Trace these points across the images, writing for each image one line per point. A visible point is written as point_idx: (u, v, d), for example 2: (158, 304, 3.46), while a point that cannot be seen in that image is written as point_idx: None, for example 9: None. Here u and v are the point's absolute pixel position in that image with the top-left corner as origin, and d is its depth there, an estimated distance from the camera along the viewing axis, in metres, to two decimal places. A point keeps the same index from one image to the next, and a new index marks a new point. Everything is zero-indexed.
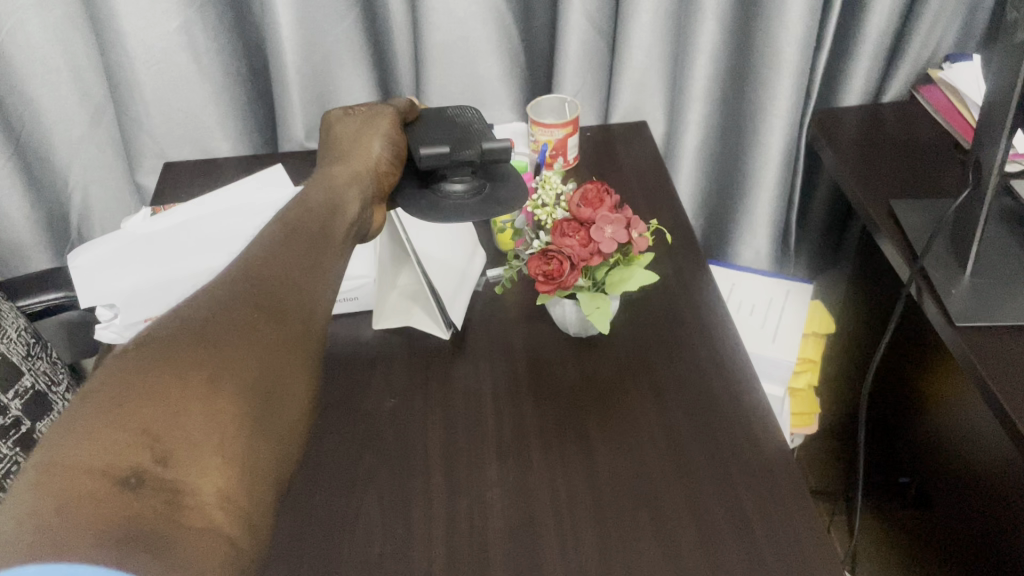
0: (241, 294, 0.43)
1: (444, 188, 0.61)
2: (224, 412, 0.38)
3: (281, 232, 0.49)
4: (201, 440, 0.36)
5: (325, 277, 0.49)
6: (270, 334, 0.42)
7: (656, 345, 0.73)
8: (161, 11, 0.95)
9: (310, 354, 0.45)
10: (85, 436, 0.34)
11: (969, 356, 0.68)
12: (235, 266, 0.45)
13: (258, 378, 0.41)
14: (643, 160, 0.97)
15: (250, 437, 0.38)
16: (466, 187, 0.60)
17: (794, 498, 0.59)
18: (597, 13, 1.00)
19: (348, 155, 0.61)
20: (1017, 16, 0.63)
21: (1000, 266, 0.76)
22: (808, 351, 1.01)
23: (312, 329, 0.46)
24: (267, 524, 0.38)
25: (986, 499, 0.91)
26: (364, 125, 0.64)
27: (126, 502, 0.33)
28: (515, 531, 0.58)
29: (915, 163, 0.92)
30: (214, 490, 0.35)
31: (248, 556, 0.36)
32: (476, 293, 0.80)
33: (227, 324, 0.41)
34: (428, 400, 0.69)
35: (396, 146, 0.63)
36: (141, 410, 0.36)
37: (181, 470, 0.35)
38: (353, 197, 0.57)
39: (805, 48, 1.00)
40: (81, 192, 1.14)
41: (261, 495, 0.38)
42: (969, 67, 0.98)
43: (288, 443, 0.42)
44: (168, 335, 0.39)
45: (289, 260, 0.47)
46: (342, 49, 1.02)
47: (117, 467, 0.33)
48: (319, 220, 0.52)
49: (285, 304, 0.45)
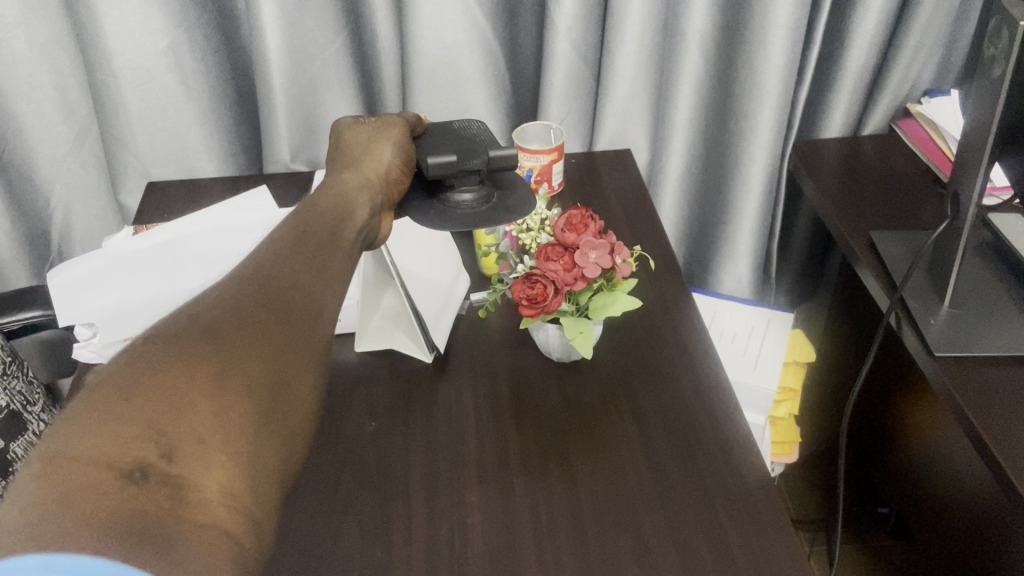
0: (248, 294, 0.43)
1: (453, 199, 0.60)
2: (230, 407, 0.38)
3: (291, 235, 0.50)
4: (207, 436, 0.36)
5: (335, 281, 0.49)
6: (280, 336, 0.42)
7: (638, 370, 0.73)
8: (149, 32, 0.95)
9: (320, 352, 0.45)
10: (91, 431, 0.34)
11: (946, 384, 0.69)
12: (246, 268, 0.45)
13: (266, 378, 0.40)
14: (627, 187, 0.98)
15: (256, 435, 0.38)
16: (473, 196, 0.60)
17: (776, 527, 0.59)
18: (583, 43, 1.01)
19: (358, 162, 0.61)
20: (994, 52, 0.65)
21: (977, 298, 0.77)
22: (788, 380, 1.00)
23: (320, 331, 0.45)
24: (273, 523, 0.38)
25: (963, 532, 0.92)
26: (374, 133, 0.64)
27: (128, 496, 0.33)
28: (495, 556, 0.58)
29: (894, 195, 0.94)
30: (217, 487, 0.36)
31: (251, 554, 0.36)
32: (459, 316, 0.80)
33: (236, 323, 0.41)
34: (408, 423, 0.69)
35: (406, 153, 0.63)
36: (146, 405, 0.36)
37: (187, 466, 0.35)
38: (363, 203, 0.56)
39: (786, 81, 1.02)
40: (63, 211, 1.13)
41: (268, 495, 0.38)
42: (947, 102, 1.00)
43: (297, 447, 0.41)
44: (176, 331, 0.40)
45: (297, 264, 0.47)
46: (330, 72, 1.03)
47: (122, 461, 0.34)
48: (330, 223, 0.53)
49: (293, 304, 0.45)
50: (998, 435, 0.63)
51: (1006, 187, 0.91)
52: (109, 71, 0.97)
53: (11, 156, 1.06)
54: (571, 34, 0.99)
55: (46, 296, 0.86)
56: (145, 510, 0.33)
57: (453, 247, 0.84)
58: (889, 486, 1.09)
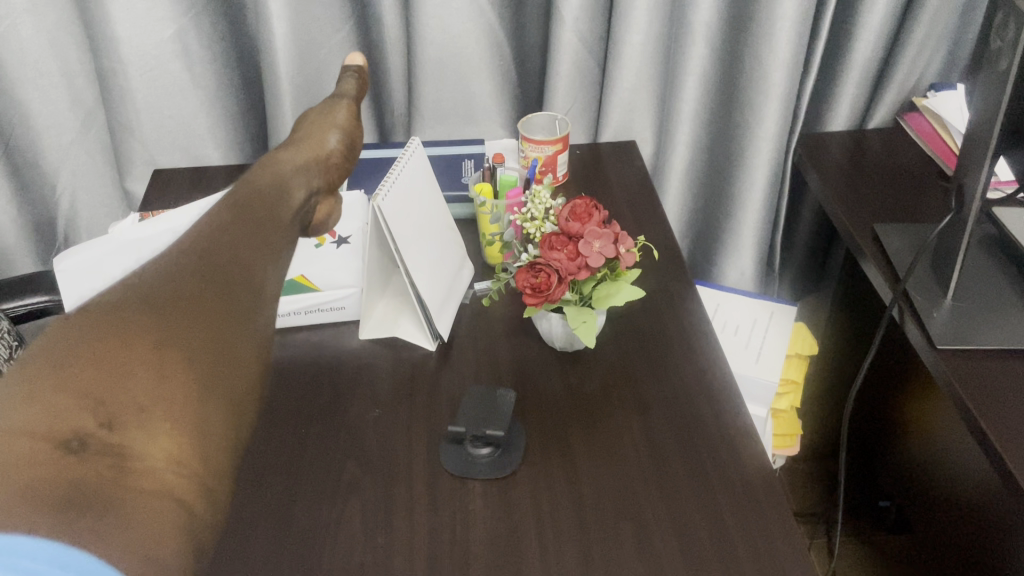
0: (185, 270, 0.46)
1: (468, 454, 0.64)
2: (171, 378, 0.41)
3: (229, 212, 0.52)
4: (148, 405, 0.39)
5: (275, 257, 0.52)
6: (217, 305, 0.45)
7: (642, 360, 0.74)
8: (156, 18, 0.95)
9: (260, 324, 0.48)
10: (26, 400, 0.36)
11: (946, 375, 0.69)
12: (184, 244, 0.48)
13: (205, 347, 0.43)
14: (632, 178, 0.98)
15: (199, 402, 0.41)
16: (492, 450, 0.64)
17: (775, 514, 0.60)
18: (589, 34, 1.01)
19: (304, 143, 0.66)
20: (1001, 44, 0.65)
21: (979, 291, 0.77)
22: (791, 373, 1.00)
23: (259, 302, 0.48)
24: (223, 488, 0.42)
25: (965, 525, 0.92)
26: (319, 120, 0.69)
27: (68, 465, 0.36)
28: (497, 542, 0.58)
29: (898, 188, 0.94)
30: (165, 456, 0.39)
31: (202, 522, 0.39)
32: (463, 305, 0.81)
33: (173, 295, 0.44)
34: (413, 410, 0.69)
35: (348, 140, 0.69)
36: (85, 374, 0.38)
37: (127, 434, 0.38)
38: (299, 183, 0.60)
39: (792, 74, 1.02)
40: (69, 198, 1.13)
41: (218, 462, 0.41)
42: (953, 96, 1.00)
43: (245, 414, 0.44)
44: (113, 303, 0.42)
45: (237, 239, 0.50)
46: (335, 61, 1.03)
47: (58, 431, 0.36)
48: (271, 202, 0.55)
49: (232, 277, 0.47)
50: (999, 428, 0.64)
51: (1011, 181, 0.91)
52: (116, 58, 0.97)
53: (18, 143, 1.07)
54: (577, 25, 0.99)
55: (51, 282, 0.86)
56: (84, 478, 0.36)
57: (457, 234, 0.83)
58: (890, 479, 1.09)
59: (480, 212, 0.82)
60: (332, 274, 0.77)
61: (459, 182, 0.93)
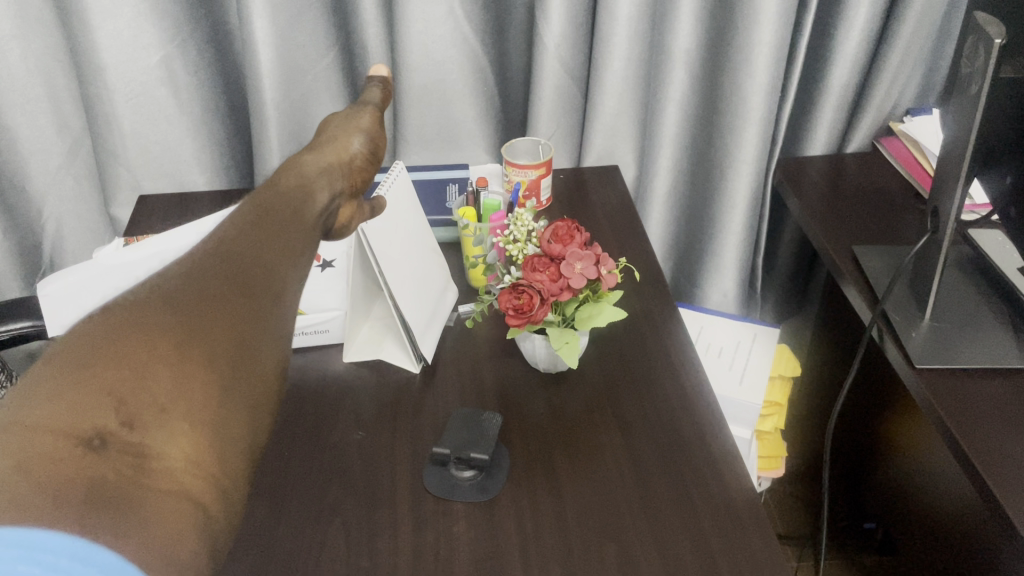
0: (206, 272, 0.45)
1: (452, 477, 0.65)
2: (192, 376, 0.40)
3: (253, 213, 0.51)
4: (168, 406, 0.39)
5: (296, 259, 0.50)
6: (242, 309, 0.44)
7: (624, 381, 0.74)
8: (143, 45, 0.96)
9: (282, 329, 0.47)
10: (51, 397, 0.37)
11: (925, 393, 0.70)
12: (207, 245, 0.47)
13: (227, 349, 0.43)
14: (615, 202, 0.99)
15: (221, 404, 0.41)
16: (475, 472, 0.64)
17: (760, 539, 0.60)
18: (571, 61, 1.03)
19: (327, 145, 0.64)
20: (971, 71, 0.67)
21: (956, 310, 0.78)
22: (774, 394, 0.99)
23: (279, 304, 0.47)
24: (240, 493, 0.41)
25: (948, 545, 0.92)
26: (345, 123, 0.68)
27: (89, 464, 0.36)
28: (482, 564, 0.58)
29: (877, 212, 0.95)
30: (182, 457, 0.38)
31: (218, 524, 0.39)
32: (447, 327, 0.81)
33: (195, 295, 0.43)
34: (396, 433, 0.69)
35: (372, 143, 0.67)
36: (106, 371, 0.38)
37: (147, 433, 0.38)
38: (323, 185, 0.59)
39: (770, 98, 1.04)
40: (55, 223, 1.13)
41: (234, 466, 0.41)
42: (929, 122, 1.02)
43: (263, 420, 0.44)
44: (136, 302, 0.42)
45: (259, 243, 0.49)
46: (320, 87, 1.04)
47: (80, 428, 0.36)
48: (292, 205, 0.54)
49: (253, 279, 0.46)
50: (978, 445, 0.64)
51: (986, 204, 0.93)
52: (101, 84, 0.98)
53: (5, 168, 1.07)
54: (559, 51, 1.01)
55: (33, 307, 0.85)
56: (104, 476, 0.36)
57: (442, 258, 0.84)
58: (875, 500, 1.10)
59: (463, 234, 0.83)
60: (317, 298, 0.78)
61: (443, 206, 0.94)
